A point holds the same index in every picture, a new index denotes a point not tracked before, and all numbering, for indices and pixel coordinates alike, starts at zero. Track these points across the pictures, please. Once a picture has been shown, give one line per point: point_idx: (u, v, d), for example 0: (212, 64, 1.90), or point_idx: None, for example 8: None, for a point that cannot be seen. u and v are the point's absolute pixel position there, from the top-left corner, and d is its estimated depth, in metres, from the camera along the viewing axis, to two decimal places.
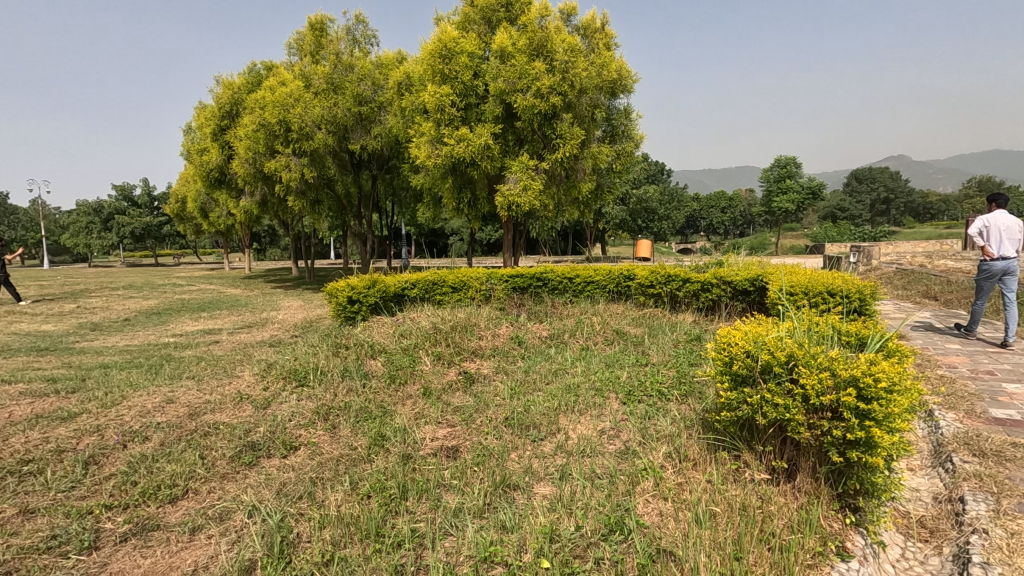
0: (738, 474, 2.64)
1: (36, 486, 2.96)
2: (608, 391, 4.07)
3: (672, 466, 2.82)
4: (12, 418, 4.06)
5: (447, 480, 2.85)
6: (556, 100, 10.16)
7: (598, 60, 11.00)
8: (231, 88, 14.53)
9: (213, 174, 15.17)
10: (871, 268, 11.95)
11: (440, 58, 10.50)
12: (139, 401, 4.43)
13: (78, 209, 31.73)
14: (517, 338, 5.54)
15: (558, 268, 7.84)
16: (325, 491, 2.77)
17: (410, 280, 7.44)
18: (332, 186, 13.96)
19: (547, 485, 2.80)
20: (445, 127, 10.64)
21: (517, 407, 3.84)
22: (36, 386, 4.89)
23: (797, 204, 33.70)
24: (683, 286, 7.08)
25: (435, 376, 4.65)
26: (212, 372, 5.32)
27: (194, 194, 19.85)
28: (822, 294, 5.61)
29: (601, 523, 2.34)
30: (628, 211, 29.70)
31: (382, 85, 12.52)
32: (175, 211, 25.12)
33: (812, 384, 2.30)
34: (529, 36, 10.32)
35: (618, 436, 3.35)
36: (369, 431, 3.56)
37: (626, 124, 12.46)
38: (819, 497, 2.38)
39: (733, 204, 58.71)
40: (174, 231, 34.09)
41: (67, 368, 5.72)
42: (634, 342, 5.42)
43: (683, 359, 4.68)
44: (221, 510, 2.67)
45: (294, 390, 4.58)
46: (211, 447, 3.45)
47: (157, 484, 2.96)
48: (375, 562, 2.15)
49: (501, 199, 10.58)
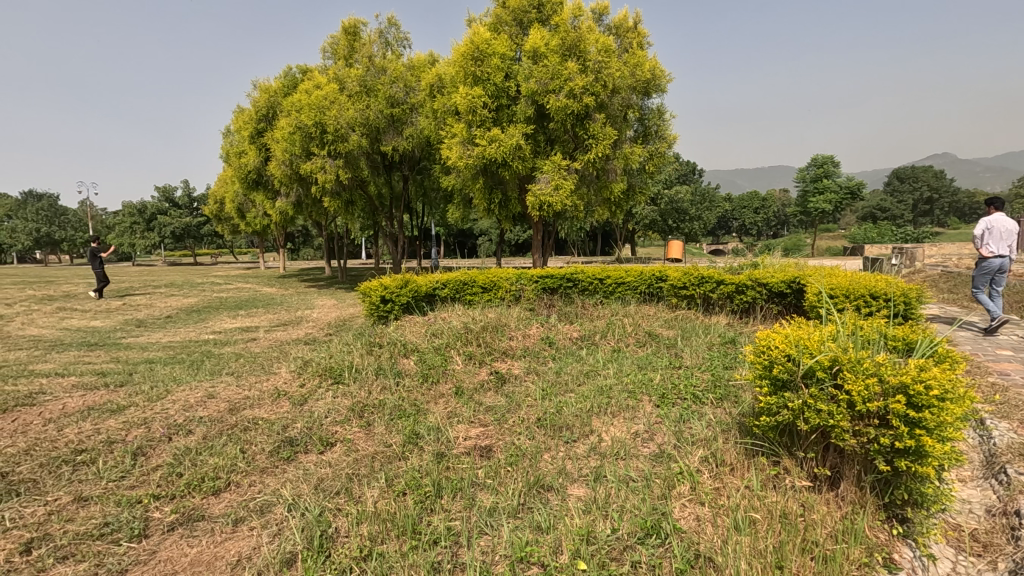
0: (778, 480, 2.58)
1: (89, 475, 3.10)
2: (641, 393, 4.03)
3: (708, 470, 2.77)
4: (65, 410, 4.26)
5: (481, 480, 2.86)
6: (588, 100, 10.10)
7: (631, 60, 10.91)
8: (269, 92, 14.89)
9: (251, 176, 15.60)
10: (915, 271, 11.56)
11: (473, 59, 10.56)
12: (182, 396, 4.59)
13: (123, 210, 33.04)
14: (548, 338, 5.55)
15: (588, 268, 7.81)
16: (361, 488, 2.82)
17: (441, 280, 7.50)
18: (365, 188, 14.21)
19: (581, 486, 2.79)
20: (477, 127, 10.69)
21: (549, 407, 3.85)
22: (87, 380, 5.11)
23: (835, 204, 32.78)
24: (718, 287, 6.96)
25: (466, 376, 4.69)
26: (251, 369, 5.47)
27: (232, 195, 20.42)
28: (865, 297, 5.43)
29: (637, 526, 2.33)
30: (659, 211, 29.31)
31: (414, 86, 12.66)
32: (214, 211, 25.94)
33: (858, 390, 2.24)
34: (561, 36, 10.31)
35: (652, 439, 3.32)
36: (403, 429, 3.61)
37: (659, 124, 12.32)
38: (864, 506, 2.31)
39: (767, 205, 57.41)
40: (212, 232, 35.19)
41: (115, 363, 5.95)
42: (667, 344, 5.36)
43: (718, 362, 4.59)
44: (263, 503, 2.74)
45: (330, 387, 4.68)
46: (252, 441, 3.54)
47: (202, 476, 3.06)
48: (412, 559, 2.18)
49: (532, 200, 10.59)
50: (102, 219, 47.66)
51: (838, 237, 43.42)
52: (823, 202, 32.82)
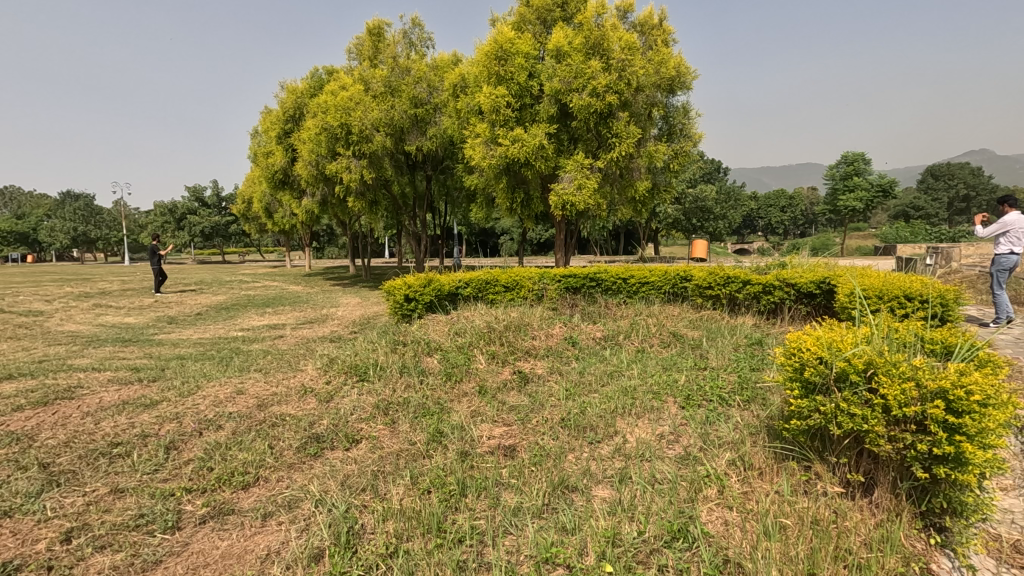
0: (809, 485, 2.53)
1: (124, 468, 3.19)
2: (666, 394, 3.99)
3: (736, 474, 2.73)
4: (102, 403, 4.40)
5: (506, 479, 2.86)
6: (612, 99, 10.03)
7: (655, 57, 10.82)
8: (295, 93, 15.13)
9: (277, 176, 15.86)
10: (950, 271, 11.23)
11: (497, 59, 10.56)
12: (212, 391, 4.69)
13: (155, 209, 33.96)
14: (571, 338, 5.52)
15: (612, 268, 7.75)
16: (386, 485, 2.85)
17: (464, 280, 7.53)
18: (389, 187, 14.36)
19: (606, 488, 2.77)
20: (500, 127, 10.69)
21: (573, 407, 3.84)
22: (122, 375, 5.27)
23: (866, 203, 31.98)
24: (744, 288, 6.84)
25: (489, 375, 4.70)
26: (279, 366, 5.56)
27: (260, 195, 20.80)
28: (899, 298, 5.28)
29: (663, 530, 2.30)
30: (682, 210, 28.96)
31: (437, 86, 12.74)
32: (242, 211, 26.51)
33: (894, 395, 2.17)
34: (585, 34, 10.23)
35: (677, 441, 3.28)
36: (428, 427, 3.64)
37: (683, 122, 12.21)
38: (899, 514, 2.24)
39: (794, 204, 56.25)
40: (240, 231, 35.96)
41: (148, 358, 6.12)
42: (692, 344, 5.29)
43: (744, 364, 4.51)
44: (290, 498, 2.79)
45: (355, 384, 4.74)
46: (279, 438, 3.60)
47: (231, 471, 3.12)
48: (437, 557, 2.19)
49: (555, 199, 10.56)
50: (135, 219, 48.92)
51: (869, 237, 42.37)
52: (853, 201, 32.05)
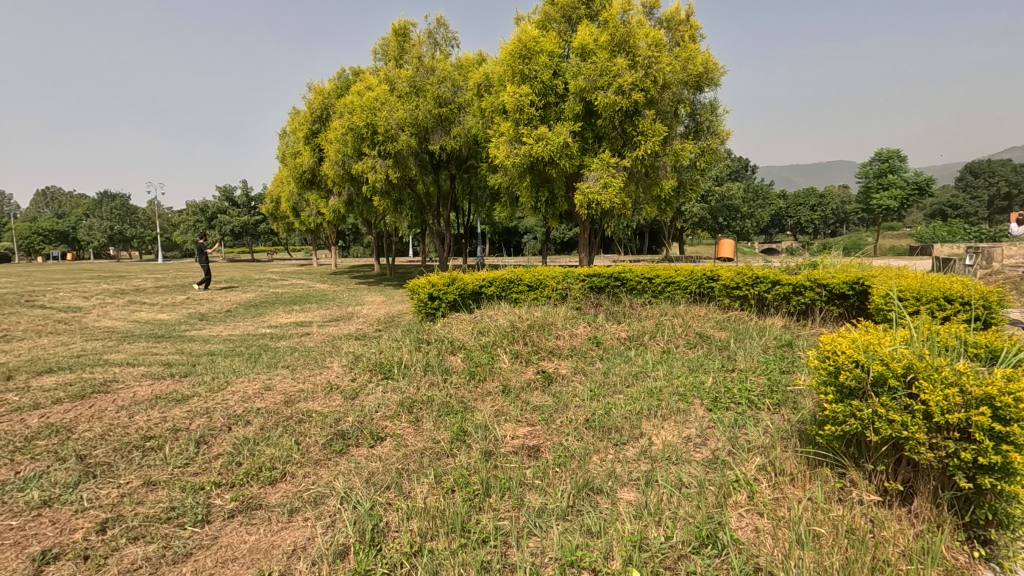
0: (844, 493, 2.45)
1: (157, 461, 3.27)
2: (693, 397, 3.91)
3: (766, 479, 2.66)
4: (136, 397, 4.53)
5: (530, 480, 2.84)
6: (638, 97, 9.91)
7: (682, 53, 10.68)
8: (322, 94, 15.36)
9: (305, 176, 16.11)
10: (991, 271, 10.80)
11: (521, 58, 10.55)
12: (241, 387, 4.78)
13: (188, 209, 34.89)
14: (596, 338, 5.48)
15: (637, 268, 7.66)
16: (411, 483, 2.85)
17: (488, 278, 7.53)
18: (413, 187, 14.47)
19: (632, 491, 2.73)
20: (524, 126, 10.68)
21: (598, 408, 3.79)
22: (155, 370, 5.41)
23: (901, 201, 31.04)
24: (773, 288, 6.69)
25: (513, 374, 4.68)
26: (305, 363, 5.65)
27: (288, 195, 21.18)
28: (938, 300, 5.09)
29: (691, 535, 2.24)
30: (708, 209, 28.55)
31: (462, 86, 12.80)
32: (270, 210, 27.07)
33: (936, 401, 2.08)
34: (611, 31, 10.12)
35: (705, 444, 3.21)
36: (451, 426, 3.64)
37: (711, 119, 12.02)
38: (940, 525, 2.16)
39: (825, 203, 54.91)
40: (268, 230, 36.68)
41: (180, 354, 6.27)
42: (719, 346, 5.19)
43: (774, 366, 4.41)
44: (317, 495, 2.81)
45: (380, 382, 4.77)
46: (306, 434, 3.65)
47: (259, 466, 3.17)
48: (461, 557, 2.18)
49: (580, 198, 10.50)
50: (168, 218, 50.28)
51: (903, 236, 41.26)
52: (887, 199, 31.18)
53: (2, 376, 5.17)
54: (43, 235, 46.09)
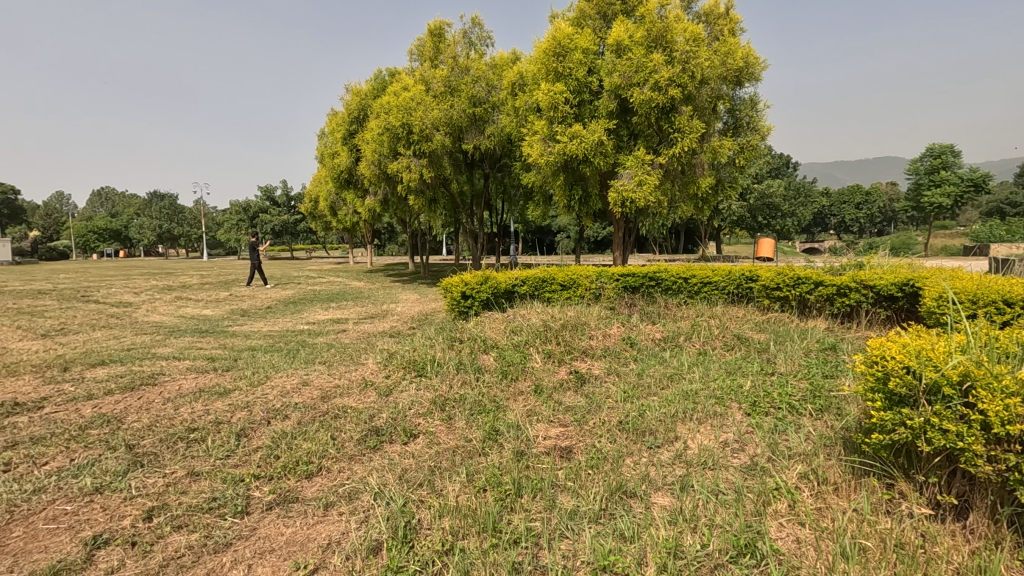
0: (892, 505, 2.35)
1: (200, 452, 3.38)
2: (730, 400, 3.81)
3: (808, 488, 2.57)
4: (181, 390, 4.71)
5: (562, 481, 2.82)
6: (675, 93, 9.73)
7: (722, 48, 10.43)
8: (360, 95, 15.65)
9: (342, 176, 16.43)
10: None
11: (555, 56, 10.50)
12: (280, 382, 4.91)
13: (231, 208, 36.11)
14: (629, 338, 5.40)
15: (672, 267, 7.51)
16: (443, 481, 2.87)
17: (521, 277, 7.52)
18: (448, 186, 14.59)
19: (666, 495, 2.67)
20: (558, 124, 10.63)
21: (631, 410, 3.74)
22: (200, 363, 5.62)
23: (954, 199, 29.55)
24: (816, 289, 6.45)
25: (545, 374, 4.65)
26: (341, 359, 5.76)
27: (325, 194, 21.65)
28: (996, 304, 4.83)
29: (729, 544, 2.18)
30: (747, 207, 27.83)
31: (496, 85, 12.85)
32: (309, 209, 27.78)
33: (995, 411, 1.97)
34: (647, 27, 9.96)
35: (743, 450, 3.12)
36: (483, 425, 3.65)
37: (751, 115, 11.71)
38: (999, 542, 2.04)
39: (871, 200, 52.77)
40: (308, 228, 37.63)
41: (223, 349, 6.48)
42: (758, 348, 5.05)
43: (816, 370, 4.26)
44: (351, 490, 2.86)
45: (413, 379, 4.82)
46: (341, 429, 3.71)
47: (296, 460, 3.24)
48: (493, 557, 2.18)
49: (614, 196, 10.39)
50: (213, 216, 52.21)
51: (957, 235, 39.31)
52: (939, 196, 29.74)
53: (60, 367, 5.45)
54: (99, 232, 48.48)
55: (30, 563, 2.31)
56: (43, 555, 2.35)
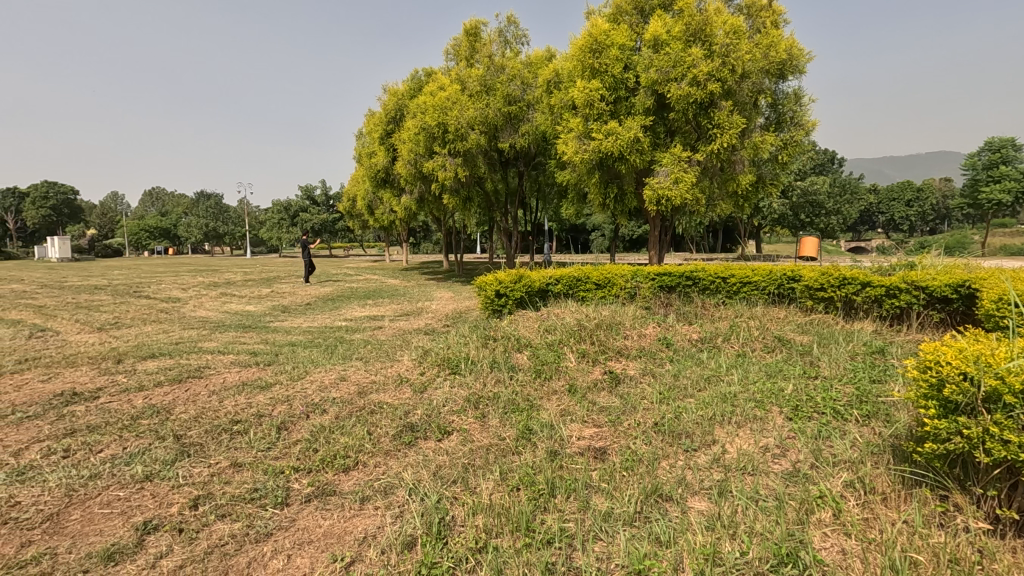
0: (947, 518, 2.23)
1: (243, 444, 3.50)
2: (771, 404, 3.69)
3: (854, 497, 2.47)
4: (226, 383, 4.88)
5: (596, 482, 2.79)
6: (714, 87, 9.51)
7: (763, 40, 10.14)
8: (396, 95, 15.88)
9: (379, 175, 16.71)
10: None
11: (591, 52, 10.39)
12: (319, 377, 5.04)
13: (273, 207, 37.23)
14: (665, 339, 5.32)
15: (710, 267, 7.35)
16: (477, 479, 2.88)
17: (555, 276, 7.49)
18: (482, 185, 14.65)
19: (703, 500, 2.61)
20: (593, 121, 10.54)
21: (667, 412, 3.67)
22: (243, 358, 5.81)
23: (1015, 195, 27.92)
24: (863, 290, 6.20)
25: (579, 374, 4.62)
26: (378, 356, 5.86)
27: (363, 193, 22.05)
28: None
29: (770, 552, 2.11)
30: (789, 205, 27.01)
31: (531, 83, 12.85)
32: (348, 208, 28.37)
33: None
34: (686, 21, 9.78)
35: (785, 455, 3.02)
36: (517, 424, 3.65)
37: (795, 109, 11.34)
38: None
39: (923, 197, 50.45)
40: (346, 227, 38.47)
41: (265, 344, 6.69)
42: (801, 350, 4.89)
43: (863, 375, 4.09)
44: (386, 485, 2.90)
45: (448, 376, 4.86)
46: (377, 424, 3.78)
47: (334, 454, 3.31)
48: (526, 557, 2.17)
49: (650, 194, 10.23)
50: (256, 216, 53.91)
51: (1018, 234, 37.13)
52: (998, 192, 28.18)
53: (114, 359, 5.73)
54: (150, 231, 50.76)
55: (87, 545, 2.43)
56: (98, 538, 2.47)
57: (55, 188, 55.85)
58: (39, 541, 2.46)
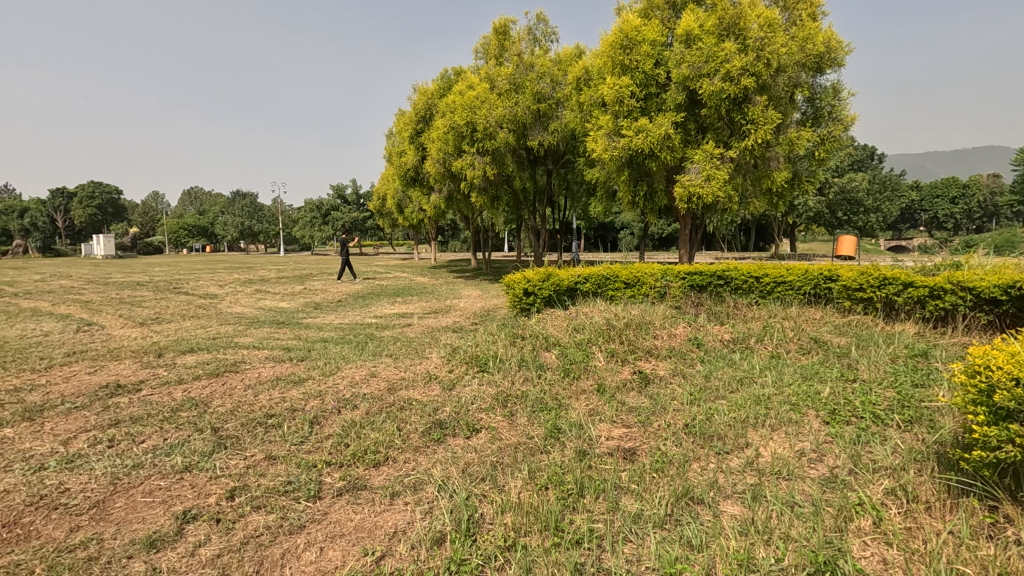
0: (997, 530, 2.14)
1: (277, 437, 3.58)
2: (807, 407, 3.59)
3: (896, 506, 2.39)
4: (260, 377, 5.02)
5: (626, 484, 2.76)
6: (748, 82, 9.30)
7: (800, 33, 9.87)
8: (426, 95, 16.01)
9: (409, 174, 16.89)
10: None
11: (622, 49, 10.27)
12: (350, 373, 5.12)
13: (306, 206, 38.04)
14: (696, 339, 5.23)
15: (743, 266, 7.20)
16: (505, 477, 2.88)
17: (583, 275, 7.43)
18: (511, 183, 14.65)
19: (736, 504, 2.56)
20: (624, 119, 10.42)
21: (698, 414, 3.60)
22: (277, 353, 5.94)
23: None
24: (905, 291, 5.98)
25: (608, 374, 4.57)
26: (407, 352, 5.92)
27: (392, 191, 22.29)
28: None
29: (806, 560, 2.06)
30: (826, 202, 26.25)
31: (561, 81, 12.81)
32: (378, 207, 28.77)
33: None
34: (719, 15, 9.59)
35: (821, 460, 2.94)
36: (545, 423, 3.64)
37: (833, 104, 10.99)
38: None
39: (969, 193, 48.40)
40: (376, 225, 39.02)
41: (298, 340, 6.83)
42: (839, 352, 4.75)
43: (905, 379, 3.94)
44: (416, 480, 2.93)
45: (476, 374, 4.89)
46: (407, 420, 3.82)
47: (365, 449, 3.36)
48: (555, 556, 2.17)
49: (681, 191, 10.07)
50: (290, 214, 55.15)
51: None
52: None
53: (155, 353, 5.94)
54: (189, 229, 52.46)
55: (130, 532, 2.52)
56: (141, 525, 2.56)
57: (101, 188, 58.21)
58: (87, 527, 2.56)
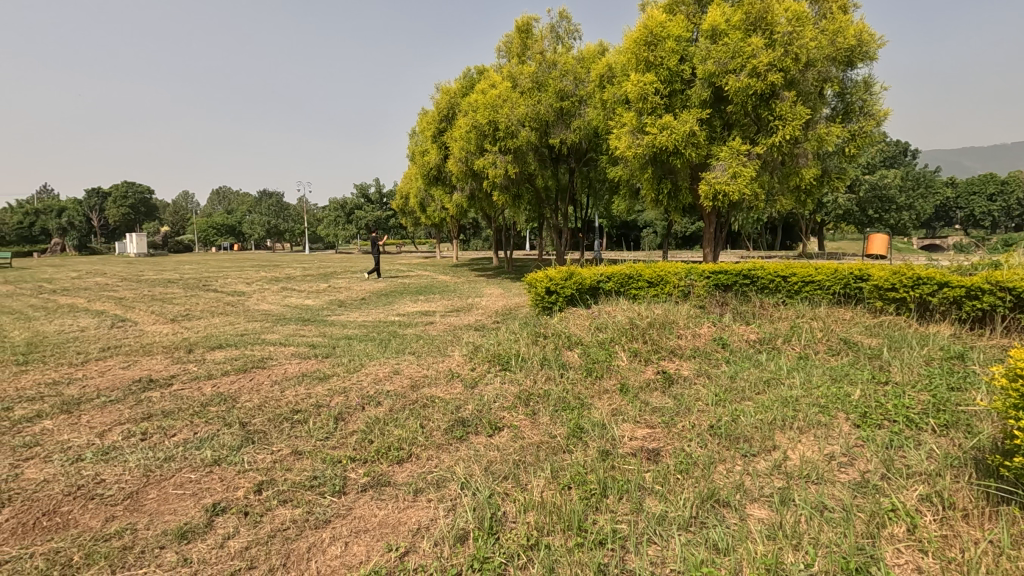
0: None
1: (303, 433, 3.64)
2: (836, 410, 3.51)
3: (931, 513, 2.31)
4: (287, 373, 5.11)
5: (650, 485, 2.74)
6: (775, 78, 9.12)
7: (830, 26, 9.63)
8: (449, 94, 16.08)
9: (431, 173, 16.98)
10: None
11: (646, 45, 10.16)
12: (374, 370, 5.18)
13: (331, 205, 38.63)
14: (721, 339, 5.15)
15: (769, 265, 7.06)
16: (528, 476, 2.88)
17: (606, 273, 7.38)
18: (533, 182, 14.62)
19: (763, 508, 2.51)
20: (647, 116, 10.30)
21: (724, 415, 3.55)
22: (302, 350, 6.04)
23: None
24: (940, 291, 5.79)
25: (631, 374, 4.53)
26: (429, 350, 5.96)
27: (415, 190, 22.44)
28: None
29: (836, 566, 2.01)
30: (856, 200, 25.60)
31: (584, 78, 12.74)
32: (401, 206, 29.03)
33: None
34: (746, 9, 9.42)
35: (852, 464, 2.86)
36: (568, 422, 3.62)
37: (865, 98, 10.68)
38: None
39: (1008, 190, 46.63)
40: (399, 224, 39.38)
41: (323, 337, 6.93)
42: (869, 354, 4.62)
43: (939, 382, 3.82)
44: (439, 478, 2.95)
45: (498, 372, 4.90)
46: (430, 418, 3.85)
47: (388, 445, 3.40)
48: (578, 556, 2.16)
49: (706, 189, 9.92)
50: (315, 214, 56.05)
51: None
52: None
53: (186, 349, 6.10)
54: (218, 228, 53.71)
55: (163, 522, 2.59)
56: (172, 517, 2.63)
57: (135, 188, 59.94)
58: (121, 517, 2.64)
